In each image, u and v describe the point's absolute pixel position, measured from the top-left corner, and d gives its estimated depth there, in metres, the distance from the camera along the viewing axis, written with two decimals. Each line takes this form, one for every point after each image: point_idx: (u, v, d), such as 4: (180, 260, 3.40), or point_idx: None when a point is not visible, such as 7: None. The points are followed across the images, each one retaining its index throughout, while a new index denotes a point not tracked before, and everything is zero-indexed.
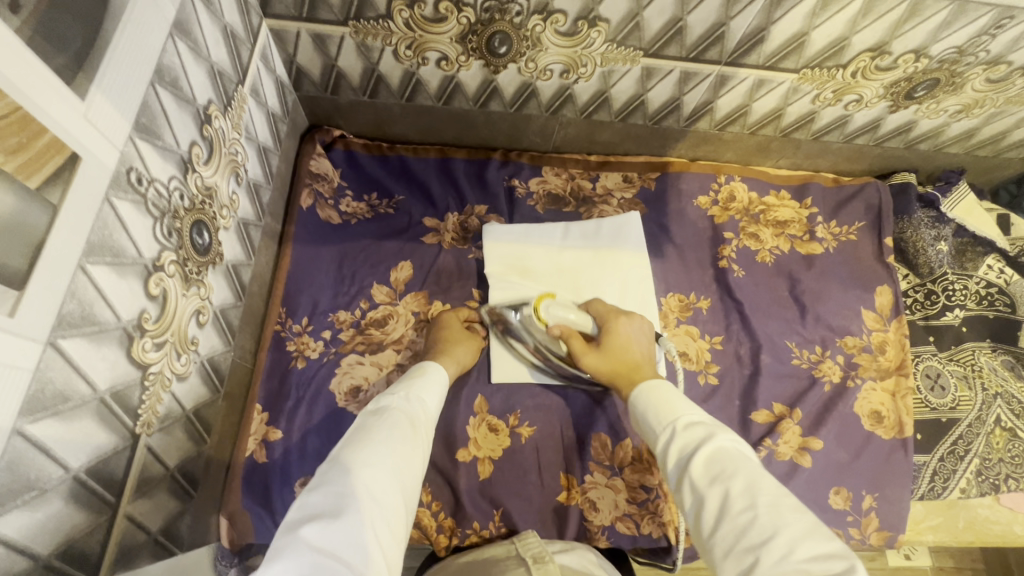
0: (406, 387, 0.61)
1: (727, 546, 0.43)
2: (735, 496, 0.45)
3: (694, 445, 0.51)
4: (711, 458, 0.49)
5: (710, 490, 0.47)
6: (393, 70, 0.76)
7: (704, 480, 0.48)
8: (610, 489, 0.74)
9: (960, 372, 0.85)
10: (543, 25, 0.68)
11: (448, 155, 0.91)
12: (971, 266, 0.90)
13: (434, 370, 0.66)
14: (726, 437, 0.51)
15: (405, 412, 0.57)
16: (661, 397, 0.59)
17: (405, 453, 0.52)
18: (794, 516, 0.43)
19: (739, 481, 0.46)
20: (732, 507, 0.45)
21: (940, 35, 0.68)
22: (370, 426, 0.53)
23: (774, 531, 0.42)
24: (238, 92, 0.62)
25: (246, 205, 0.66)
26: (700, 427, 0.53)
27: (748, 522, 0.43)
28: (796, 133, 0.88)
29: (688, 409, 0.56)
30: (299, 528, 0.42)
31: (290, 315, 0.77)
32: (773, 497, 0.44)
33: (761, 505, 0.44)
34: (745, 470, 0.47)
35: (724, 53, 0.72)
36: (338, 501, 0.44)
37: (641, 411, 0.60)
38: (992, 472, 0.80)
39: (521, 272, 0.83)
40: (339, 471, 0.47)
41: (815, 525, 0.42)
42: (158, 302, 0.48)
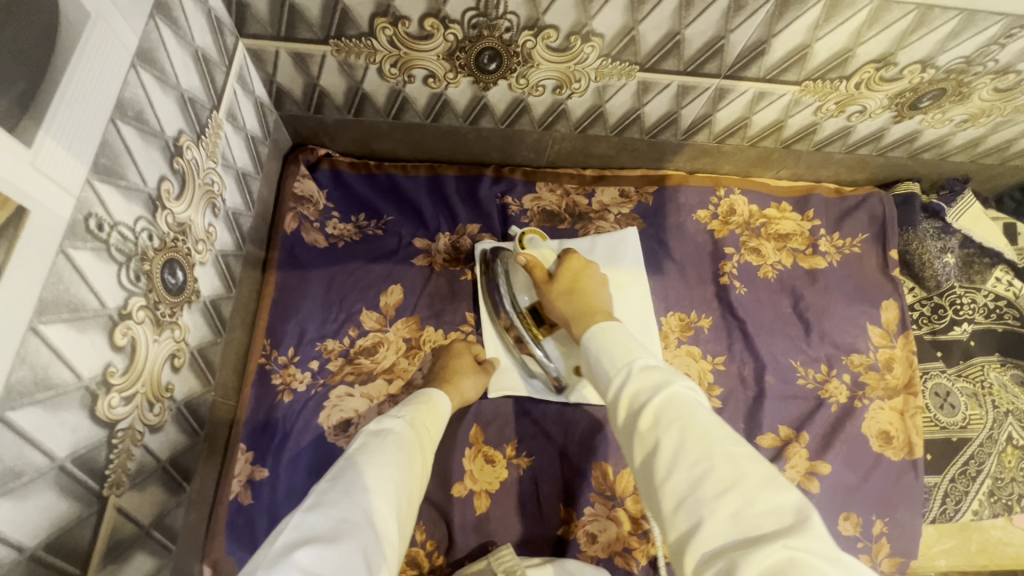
0: (410, 407, 0.59)
1: (678, 497, 0.42)
2: (689, 446, 0.43)
3: (649, 392, 0.49)
4: (665, 406, 0.47)
5: (663, 439, 0.45)
6: (379, 89, 0.73)
7: (657, 428, 0.46)
8: (611, 521, 0.71)
9: (969, 389, 0.82)
10: (534, 40, 0.65)
11: (439, 172, 0.87)
12: (978, 278, 0.88)
13: (439, 400, 0.63)
14: (684, 385, 0.49)
15: (409, 437, 0.55)
16: (616, 342, 0.56)
17: (407, 478, 0.50)
18: (749, 467, 0.42)
19: (692, 430, 0.44)
20: (684, 458, 0.43)
21: (948, 45, 0.65)
22: (372, 446, 0.51)
23: (730, 483, 0.40)
24: (212, 118, 0.58)
25: (224, 236, 0.63)
26: (658, 372, 0.50)
27: (702, 472, 0.42)
28: (798, 144, 0.86)
29: (644, 353, 0.54)
30: (293, 550, 0.41)
31: (275, 345, 0.74)
32: (728, 446, 0.43)
33: (716, 455, 0.42)
34: (701, 418, 0.45)
35: (724, 66, 0.69)
36: (336, 526, 0.43)
37: (596, 355, 0.57)
38: (1005, 492, 0.78)
39: None
40: (340, 492, 0.46)
41: (769, 477, 0.41)
42: (125, 353, 0.45)
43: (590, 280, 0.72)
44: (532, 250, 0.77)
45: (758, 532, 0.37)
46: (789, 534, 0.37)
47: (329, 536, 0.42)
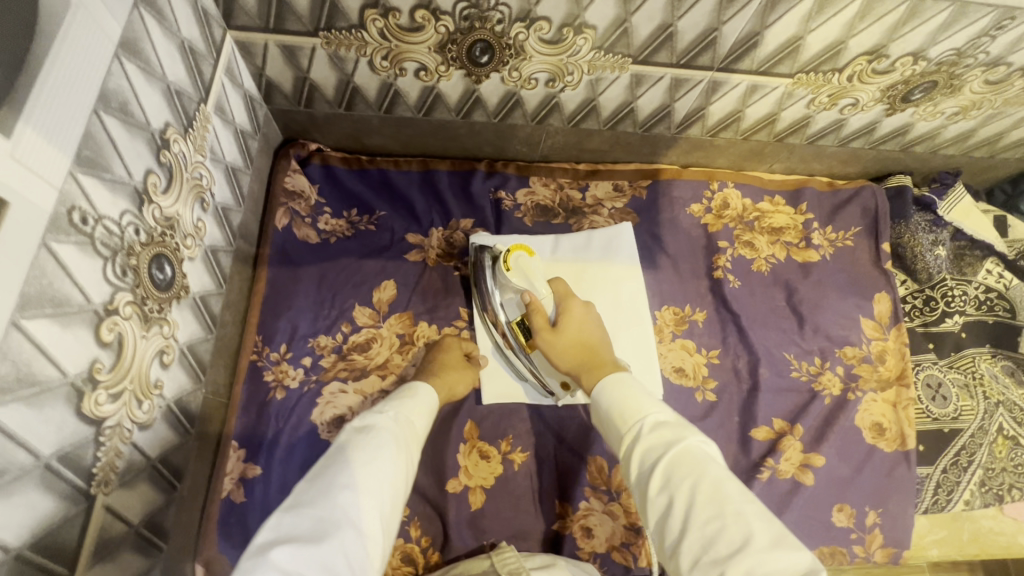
0: (395, 402, 0.59)
1: (693, 556, 0.43)
2: (701, 507, 0.44)
3: (661, 450, 0.49)
4: (675, 465, 0.47)
5: (676, 497, 0.46)
6: (369, 82, 0.72)
7: (667, 488, 0.47)
8: (607, 516, 0.72)
9: (961, 381, 0.83)
10: (526, 32, 0.64)
11: (431, 167, 0.87)
12: (969, 271, 0.88)
13: (425, 391, 0.63)
14: (696, 438, 0.49)
15: (394, 430, 0.54)
16: (623, 395, 0.56)
17: (390, 474, 0.49)
18: (759, 525, 0.42)
19: (702, 490, 0.45)
20: (697, 519, 0.44)
21: (939, 37, 0.66)
22: (354, 444, 0.51)
23: (741, 544, 0.41)
24: (200, 111, 0.57)
25: (214, 230, 0.62)
26: (668, 429, 0.50)
27: (715, 533, 0.43)
28: (791, 138, 0.86)
29: (653, 407, 0.54)
30: (270, 551, 0.41)
31: (267, 342, 0.73)
32: (739, 505, 0.44)
33: (727, 516, 0.43)
34: (714, 475, 0.45)
35: (717, 59, 0.68)
36: (315, 525, 0.43)
37: (603, 408, 0.57)
38: (996, 482, 0.78)
39: None
40: (318, 492, 0.46)
41: (782, 534, 0.42)
42: (112, 349, 0.44)
43: (588, 323, 0.70)
44: (521, 277, 0.71)
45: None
46: None
47: (307, 536, 0.42)
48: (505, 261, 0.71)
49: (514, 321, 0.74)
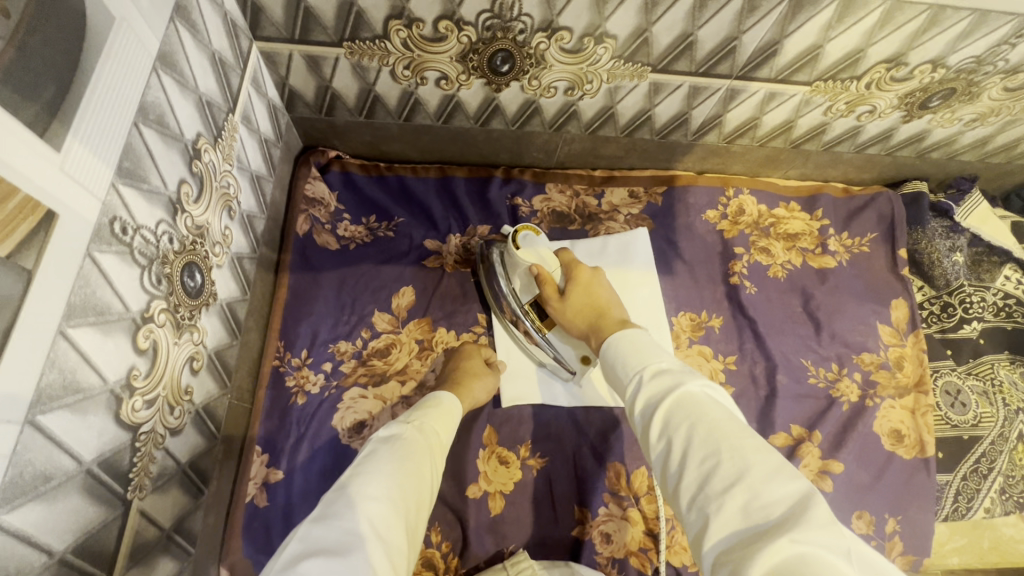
0: (418, 412, 0.60)
1: (691, 493, 0.43)
2: (697, 443, 0.44)
3: (661, 394, 0.50)
4: (676, 406, 0.48)
5: (674, 439, 0.46)
6: (391, 90, 0.73)
7: (668, 430, 0.47)
8: (626, 522, 0.72)
9: (980, 388, 0.82)
10: (547, 42, 0.65)
11: (448, 174, 0.87)
12: (988, 276, 0.88)
13: (448, 402, 0.64)
14: (696, 383, 0.49)
15: (418, 442, 0.55)
16: (632, 348, 0.57)
17: (414, 488, 0.50)
18: (758, 459, 0.42)
19: (699, 427, 0.45)
20: (694, 456, 0.44)
21: (959, 45, 0.66)
22: (379, 451, 0.52)
23: (736, 478, 0.41)
24: (228, 121, 0.58)
25: (240, 238, 0.63)
26: (668, 375, 0.51)
27: (711, 468, 0.42)
28: (807, 144, 0.86)
29: (658, 357, 0.55)
30: (297, 565, 0.40)
31: (289, 347, 0.74)
32: (735, 440, 0.43)
33: (723, 450, 0.43)
34: (710, 413, 0.46)
35: (735, 67, 0.69)
36: (343, 537, 0.42)
37: (613, 360, 0.58)
38: (1017, 490, 0.78)
39: None
40: (346, 502, 0.45)
41: (781, 469, 0.41)
42: (148, 356, 0.45)
43: (598, 285, 0.71)
44: (532, 251, 0.74)
45: (762, 523, 0.38)
46: (793, 526, 0.36)
47: (334, 547, 0.41)
48: (513, 239, 0.74)
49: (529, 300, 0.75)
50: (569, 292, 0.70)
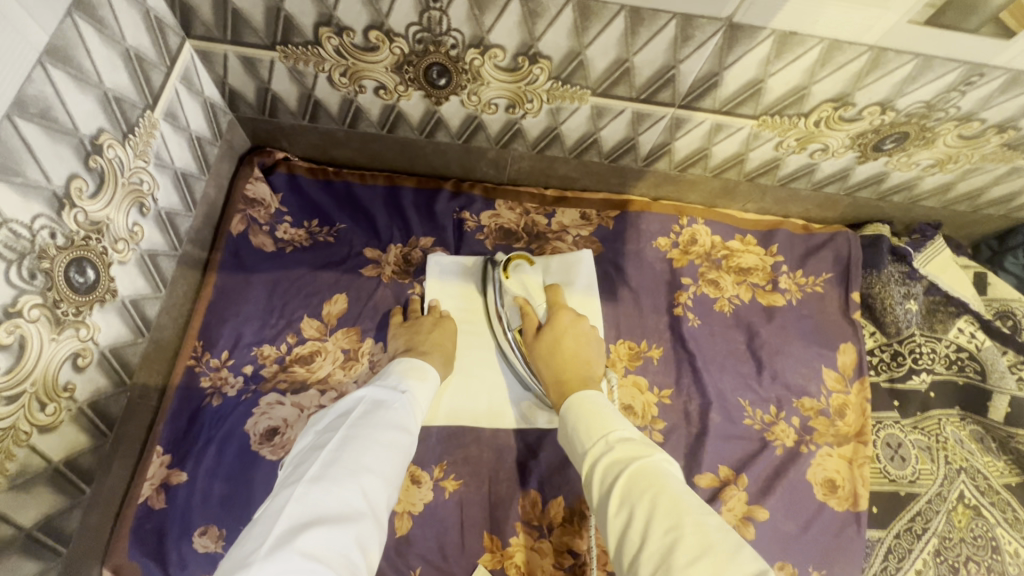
0: (406, 380, 0.63)
1: (653, 564, 0.42)
2: (660, 514, 0.44)
3: (625, 462, 0.50)
4: (637, 475, 0.48)
5: (636, 509, 0.46)
6: (331, 97, 0.72)
7: (629, 500, 0.47)
8: (536, 553, 0.69)
9: (923, 442, 0.79)
10: (481, 59, 0.64)
11: (397, 183, 0.86)
12: (940, 327, 0.85)
13: (434, 376, 0.67)
14: (659, 454, 0.50)
15: (404, 415, 0.58)
16: (589, 413, 0.59)
17: (396, 460, 0.53)
18: (717, 536, 0.41)
19: (666, 498, 0.45)
20: (659, 525, 0.44)
21: (905, 89, 0.64)
22: (374, 417, 0.55)
23: (700, 551, 0.40)
24: (145, 118, 0.58)
25: (154, 236, 0.62)
26: (632, 443, 0.52)
27: (674, 540, 0.42)
28: (762, 178, 0.84)
29: (620, 426, 0.56)
30: (299, 531, 0.43)
31: (208, 348, 0.73)
32: (698, 515, 0.43)
33: (689, 522, 0.42)
34: (672, 488, 0.46)
35: (677, 96, 0.67)
36: (343, 507, 0.46)
37: (572, 424, 0.60)
38: (953, 553, 0.73)
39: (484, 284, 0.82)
40: (343, 470, 0.49)
41: (741, 546, 0.41)
42: (11, 351, 0.45)
43: (575, 329, 0.72)
44: (518, 282, 0.79)
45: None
46: None
47: (335, 516, 0.45)
48: (506, 265, 0.79)
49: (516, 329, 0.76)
50: (546, 332, 0.72)
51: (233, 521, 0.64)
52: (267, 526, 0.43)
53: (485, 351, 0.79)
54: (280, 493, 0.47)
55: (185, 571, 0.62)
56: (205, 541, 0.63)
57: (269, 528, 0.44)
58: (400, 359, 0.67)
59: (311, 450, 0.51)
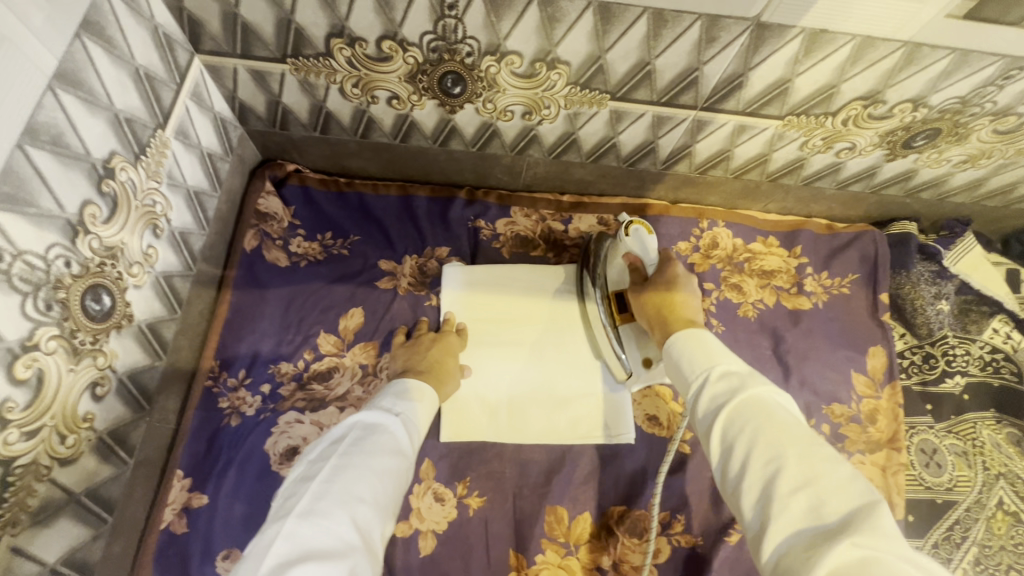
0: (404, 400, 0.61)
1: (755, 498, 0.40)
2: (762, 446, 0.42)
3: (725, 397, 0.47)
4: (739, 408, 0.45)
5: (736, 442, 0.44)
6: (342, 108, 0.71)
7: (730, 428, 0.45)
8: (564, 570, 0.68)
9: (959, 447, 0.77)
10: (497, 66, 0.62)
11: (410, 192, 0.85)
12: (974, 328, 0.82)
13: (430, 394, 0.65)
14: (762, 389, 0.47)
15: (399, 438, 0.55)
16: (695, 348, 0.54)
17: (390, 487, 0.51)
18: (824, 467, 0.39)
19: (761, 431, 0.42)
20: (758, 456, 0.42)
21: (940, 85, 0.61)
22: (368, 441, 0.52)
23: (804, 483, 0.38)
24: (156, 137, 0.56)
25: (168, 257, 0.61)
26: (736, 376, 0.48)
27: (774, 471, 0.40)
28: (785, 178, 0.81)
29: (725, 359, 0.51)
30: (287, 569, 0.40)
31: (225, 367, 0.72)
32: (805, 446, 0.41)
33: (789, 455, 0.40)
34: (780, 418, 0.43)
35: (699, 98, 0.65)
36: (336, 542, 0.43)
37: (673, 359, 0.55)
38: (993, 562, 0.71)
39: (499, 288, 0.81)
40: (333, 502, 0.45)
41: (851, 479, 0.38)
42: (29, 386, 0.43)
43: (687, 283, 0.67)
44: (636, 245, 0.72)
45: (824, 526, 0.36)
46: (857, 530, 0.34)
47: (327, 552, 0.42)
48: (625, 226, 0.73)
49: (614, 286, 0.74)
50: (658, 283, 0.67)
51: None
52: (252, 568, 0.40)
53: (503, 364, 0.77)
54: (266, 530, 0.44)
55: None
56: (229, 565, 0.62)
57: (254, 568, 0.41)
58: (398, 381, 0.65)
59: (300, 481, 0.48)
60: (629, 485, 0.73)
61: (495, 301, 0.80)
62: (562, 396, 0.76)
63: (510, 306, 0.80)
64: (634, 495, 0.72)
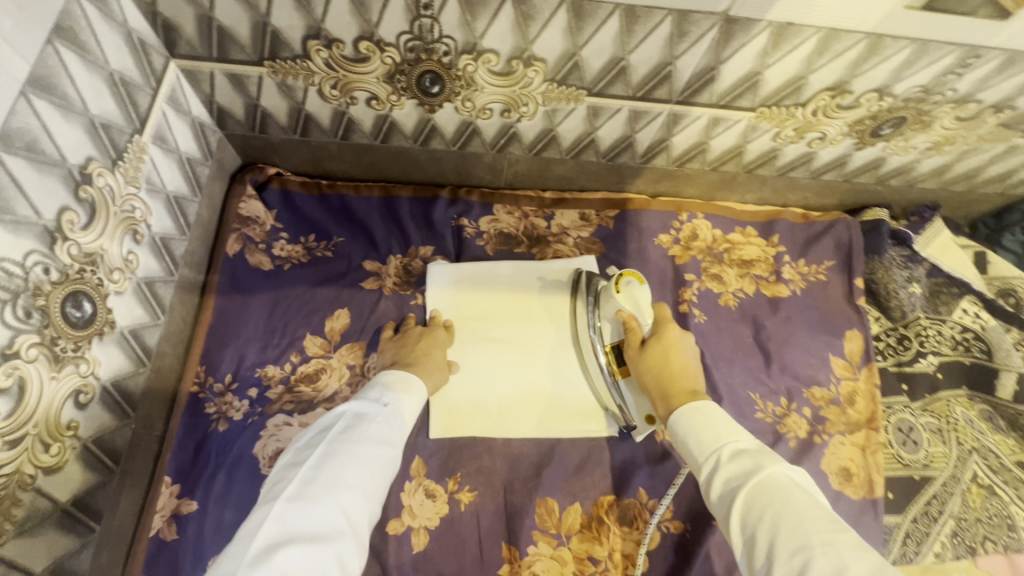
0: (392, 391, 0.62)
1: None
2: (786, 537, 0.44)
3: (740, 480, 0.50)
4: (756, 494, 0.48)
5: (760, 531, 0.46)
6: (322, 110, 0.71)
7: (751, 513, 0.47)
8: (556, 561, 0.69)
9: (934, 425, 0.79)
10: (475, 64, 0.63)
11: (393, 193, 0.85)
12: (945, 309, 0.85)
13: (419, 385, 0.65)
14: (776, 469, 0.49)
15: (386, 427, 0.57)
16: (702, 423, 0.57)
17: (377, 474, 0.52)
18: (851, 557, 0.41)
19: (784, 519, 0.45)
20: (784, 548, 0.43)
21: (902, 74, 0.63)
22: (355, 430, 0.54)
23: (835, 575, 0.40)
24: (134, 143, 0.56)
25: (149, 263, 0.61)
26: (748, 458, 0.51)
27: (803, 564, 0.42)
28: (760, 169, 0.83)
29: (735, 437, 0.55)
30: (276, 551, 0.42)
31: (211, 372, 0.71)
32: (828, 534, 0.43)
33: (816, 545, 0.42)
34: (797, 502, 0.46)
35: (674, 92, 0.66)
36: (322, 526, 0.45)
37: (681, 437, 0.58)
38: (969, 533, 0.74)
39: (485, 284, 0.81)
40: (320, 488, 0.48)
41: (879, 566, 0.40)
42: (10, 394, 0.43)
43: (684, 347, 0.67)
44: (629, 301, 0.69)
45: None
46: None
47: (313, 534, 0.45)
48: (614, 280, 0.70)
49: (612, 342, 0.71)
50: (655, 351, 0.66)
51: None
52: (242, 547, 0.43)
53: (491, 360, 0.78)
54: (257, 513, 0.46)
55: None
56: None
57: (246, 548, 0.43)
58: (385, 372, 0.66)
59: (290, 467, 0.50)
60: (618, 475, 0.74)
61: (480, 297, 0.81)
62: (550, 390, 0.77)
63: (496, 301, 0.81)
64: (623, 485, 0.73)
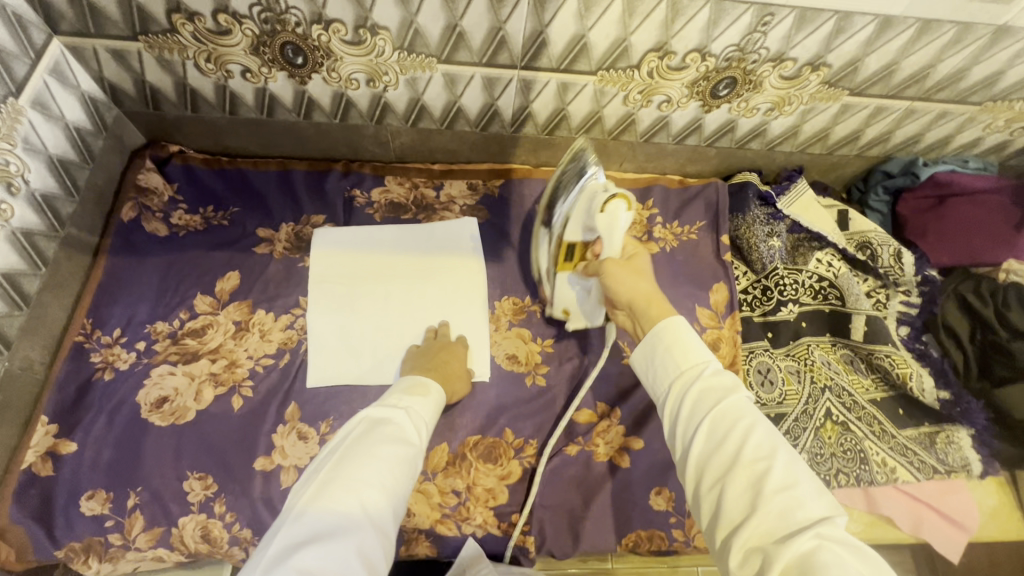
0: (410, 396, 0.60)
1: (742, 496, 0.44)
2: (751, 448, 0.46)
3: (716, 394, 0.50)
4: (726, 406, 0.49)
5: (727, 444, 0.47)
6: (204, 84, 0.78)
7: (724, 424, 0.48)
8: (421, 494, 0.73)
9: (793, 367, 0.84)
10: (327, 34, 0.70)
11: (288, 167, 0.91)
12: (802, 259, 0.90)
13: (436, 390, 0.64)
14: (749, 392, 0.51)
15: (404, 428, 0.55)
16: (678, 337, 0.54)
17: (396, 474, 0.51)
18: (804, 474, 0.45)
19: (750, 435, 0.47)
20: (745, 457, 0.46)
21: (712, 34, 0.70)
22: (372, 433, 0.53)
23: (789, 485, 0.43)
24: (7, 104, 0.64)
25: (26, 215, 0.70)
26: (727, 376, 0.51)
27: (763, 470, 0.45)
28: (625, 136, 0.90)
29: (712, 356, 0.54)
30: (296, 552, 0.43)
31: (99, 326, 0.77)
32: (789, 454, 0.46)
33: (781, 461, 0.45)
34: (759, 420, 0.48)
35: (515, 57, 0.73)
36: (338, 523, 0.45)
37: (653, 349, 0.56)
38: (824, 467, 0.79)
39: (368, 248, 0.87)
40: (337, 489, 0.47)
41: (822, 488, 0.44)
42: None
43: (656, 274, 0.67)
44: (605, 221, 0.64)
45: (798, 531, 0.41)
46: (819, 524, 0.41)
47: (330, 533, 0.44)
48: (599, 202, 0.64)
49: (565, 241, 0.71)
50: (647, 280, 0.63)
51: (119, 484, 0.69)
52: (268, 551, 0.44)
53: (367, 313, 0.83)
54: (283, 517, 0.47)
55: (71, 533, 0.67)
56: (92, 504, 0.68)
57: (270, 551, 0.44)
58: (405, 378, 0.66)
59: (312, 473, 0.50)
60: (485, 419, 0.78)
61: (360, 258, 0.86)
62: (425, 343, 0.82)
63: (376, 263, 0.86)
64: (489, 426, 0.78)
